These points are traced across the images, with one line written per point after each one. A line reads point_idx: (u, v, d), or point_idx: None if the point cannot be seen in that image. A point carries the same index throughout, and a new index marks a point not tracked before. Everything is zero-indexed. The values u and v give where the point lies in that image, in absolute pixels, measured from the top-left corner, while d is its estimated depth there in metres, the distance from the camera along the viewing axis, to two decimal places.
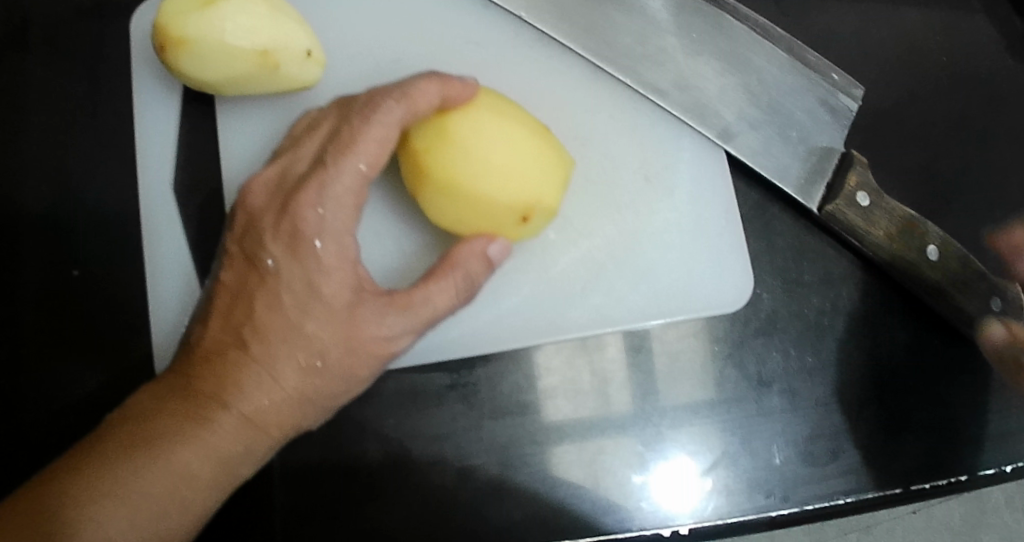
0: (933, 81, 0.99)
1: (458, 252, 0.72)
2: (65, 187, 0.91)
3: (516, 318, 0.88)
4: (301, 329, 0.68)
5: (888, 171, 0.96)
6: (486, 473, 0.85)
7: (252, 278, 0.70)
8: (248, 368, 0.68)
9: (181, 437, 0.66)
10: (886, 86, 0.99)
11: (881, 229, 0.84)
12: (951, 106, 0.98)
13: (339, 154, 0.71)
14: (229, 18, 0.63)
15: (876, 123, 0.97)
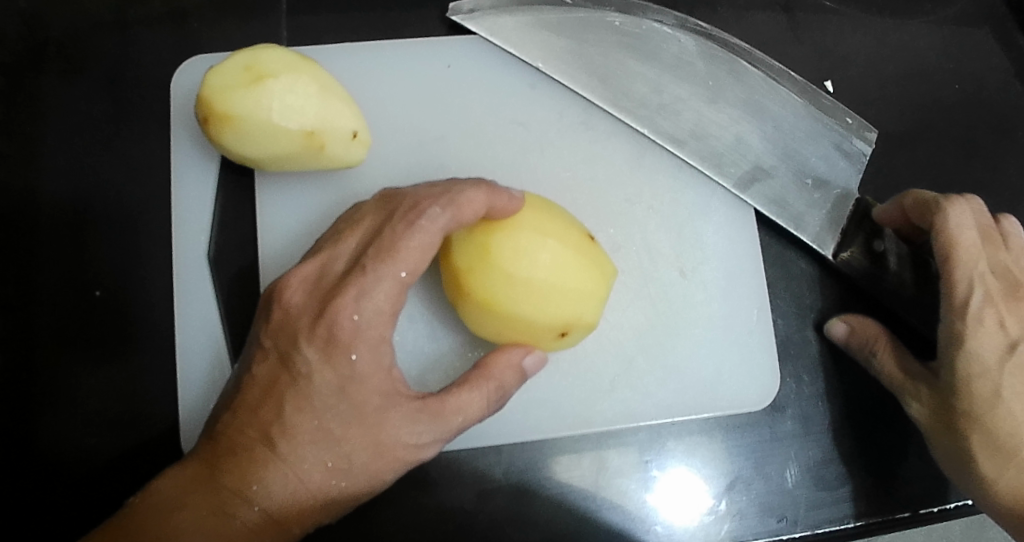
0: (944, 109, 1.01)
1: (494, 363, 0.73)
2: (80, 203, 0.88)
3: (543, 391, 0.86)
4: (332, 434, 0.67)
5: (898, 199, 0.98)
6: (502, 491, 0.84)
7: (283, 378, 0.69)
8: (273, 467, 0.67)
9: (200, 531, 0.65)
10: (899, 113, 1.01)
11: (898, 274, 0.86)
12: (957, 135, 1.01)
13: (380, 259, 0.70)
14: (278, 98, 0.72)
15: (887, 151, 0.99)
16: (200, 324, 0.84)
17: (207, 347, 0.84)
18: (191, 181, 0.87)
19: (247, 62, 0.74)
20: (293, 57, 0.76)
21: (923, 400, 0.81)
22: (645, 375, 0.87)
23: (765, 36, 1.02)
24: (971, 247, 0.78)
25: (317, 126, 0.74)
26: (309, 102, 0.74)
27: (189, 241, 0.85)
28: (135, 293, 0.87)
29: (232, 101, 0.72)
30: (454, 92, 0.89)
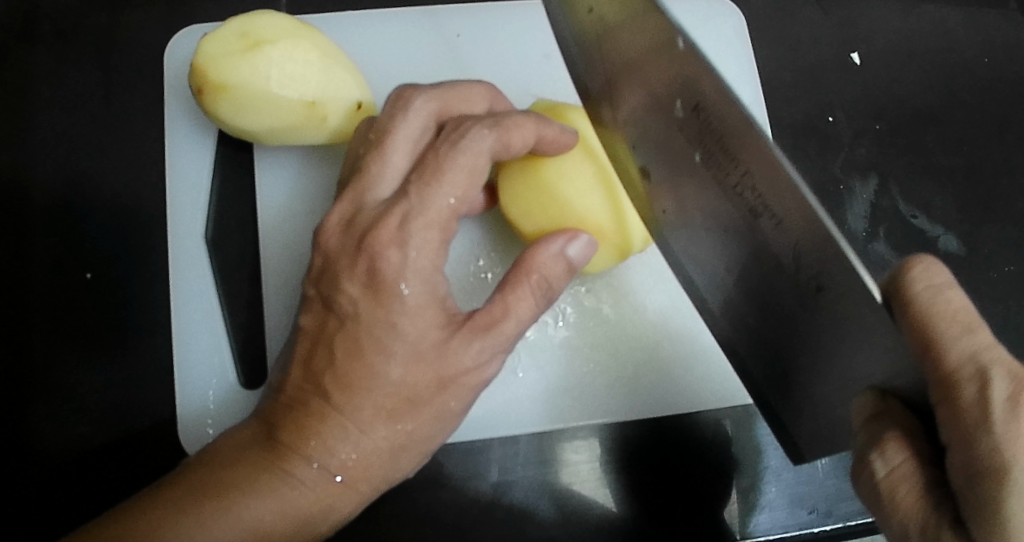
0: (976, 81, 0.96)
1: (533, 257, 0.69)
2: (74, 181, 0.83)
3: (568, 382, 0.82)
4: (386, 376, 0.63)
5: (930, 176, 0.93)
6: (520, 484, 0.79)
7: (331, 323, 0.65)
8: (330, 418, 0.63)
9: (258, 489, 0.62)
10: (928, 86, 0.96)
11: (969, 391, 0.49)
12: (990, 106, 0.96)
13: (425, 181, 0.65)
14: (275, 66, 0.68)
15: (917, 126, 0.95)
16: (198, 303, 0.79)
17: (207, 332, 0.78)
18: (187, 158, 0.82)
19: (242, 28, 0.69)
20: (292, 23, 0.71)
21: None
22: (672, 343, 0.83)
23: (787, 10, 0.98)
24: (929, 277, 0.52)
25: (318, 96, 0.69)
26: (309, 70, 0.69)
27: (187, 218, 0.80)
28: (131, 273, 0.81)
29: (225, 70, 0.67)
30: (464, 61, 0.84)
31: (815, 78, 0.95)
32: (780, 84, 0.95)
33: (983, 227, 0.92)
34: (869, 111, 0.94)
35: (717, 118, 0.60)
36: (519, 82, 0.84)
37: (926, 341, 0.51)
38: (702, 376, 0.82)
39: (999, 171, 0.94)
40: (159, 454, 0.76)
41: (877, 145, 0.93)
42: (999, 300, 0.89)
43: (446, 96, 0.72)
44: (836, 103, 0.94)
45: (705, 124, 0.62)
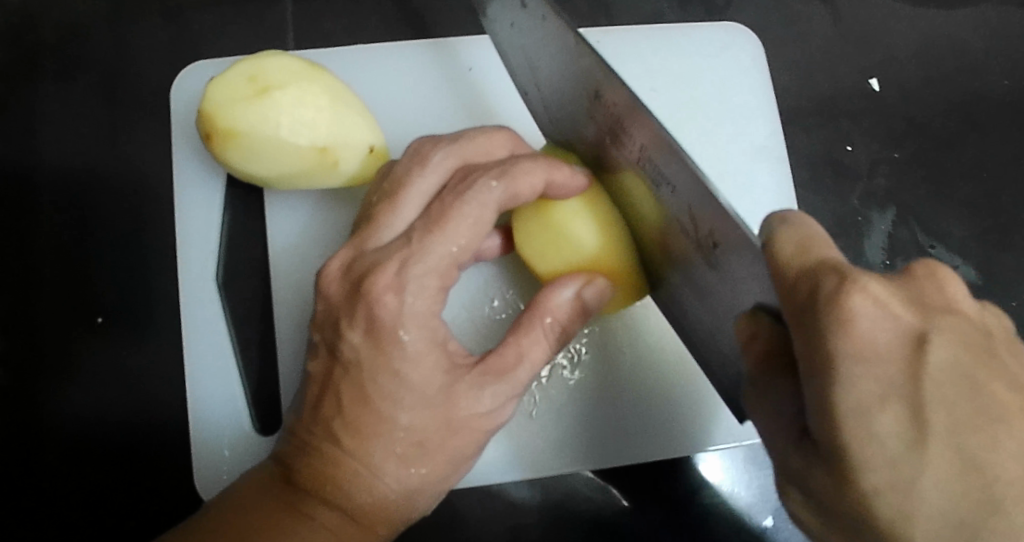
0: (995, 105, 0.94)
1: (540, 300, 0.67)
2: (82, 216, 0.82)
3: (577, 423, 0.81)
4: (395, 421, 0.61)
5: (948, 203, 0.91)
6: (539, 526, 0.78)
7: (336, 370, 0.63)
8: (344, 463, 0.62)
9: (275, 533, 0.61)
10: (946, 111, 0.94)
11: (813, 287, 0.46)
12: (1011, 134, 0.94)
13: (429, 230, 0.64)
14: (285, 111, 0.66)
15: (935, 152, 0.93)
16: (209, 340, 0.78)
17: (218, 373, 0.78)
18: (196, 195, 0.81)
19: (250, 72, 0.67)
20: (301, 65, 0.69)
21: (795, 460, 0.50)
22: (682, 375, 0.82)
23: (801, 34, 0.96)
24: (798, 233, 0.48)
25: (329, 142, 0.67)
26: (320, 115, 0.67)
27: (195, 253, 0.79)
28: (141, 310, 0.80)
29: (234, 117, 0.65)
30: (474, 94, 0.82)
31: (832, 106, 0.94)
32: (797, 112, 0.93)
33: (1001, 255, 0.90)
34: (886, 138, 0.93)
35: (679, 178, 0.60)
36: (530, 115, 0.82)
37: (772, 263, 0.48)
38: (708, 409, 0.82)
39: (1018, 198, 0.92)
40: (176, 492, 0.76)
41: (895, 175, 0.92)
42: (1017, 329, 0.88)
43: (466, 148, 0.70)
44: (852, 130, 0.93)
45: (657, 180, 0.63)
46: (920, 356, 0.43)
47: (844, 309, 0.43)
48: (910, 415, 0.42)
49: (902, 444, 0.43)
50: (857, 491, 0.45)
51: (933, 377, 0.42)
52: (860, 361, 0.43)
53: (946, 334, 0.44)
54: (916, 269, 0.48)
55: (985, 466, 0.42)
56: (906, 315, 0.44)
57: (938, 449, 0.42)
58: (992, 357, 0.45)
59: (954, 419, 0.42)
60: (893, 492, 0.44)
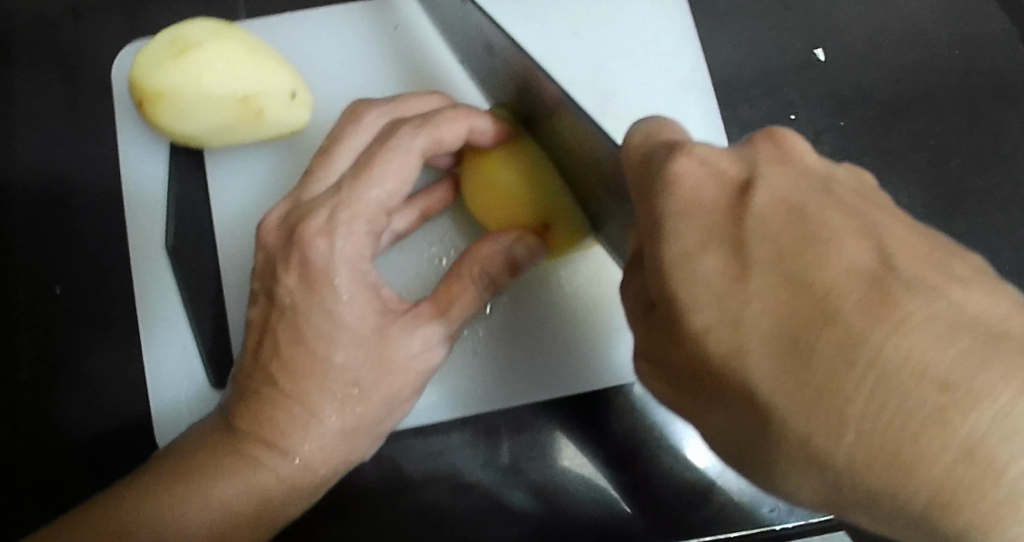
0: (942, 75, 0.95)
1: (473, 251, 0.70)
2: (47, 189, 0.85)
3: (509, 363, 0.83)
4: (329, 360, 0.64)
5: (896, 173, 0.92)
6: (484, 487, 0.79)
7: (273, 314, 0.66)
8: (281, 404, 0.64)
9: (226, 471, 0.63)
10: (893, 82, 0.95)
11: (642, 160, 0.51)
12: (958, 101, 0.94)
13: (356, 179, 0.67)
14: (205, 66, 0.68)
15: (883, 122, 0.94)
16: (164, 300, 0.80)
17: (169, 331, 0.80)
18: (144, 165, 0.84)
19: (171, 38, 0.70)
20: (219, 26, 0.71)
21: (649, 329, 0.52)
22: (619, 313, 0.83)
23: (749, 10, 0.98)
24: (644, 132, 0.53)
25: (252, 92, 0.69)
26: (238, 67, 0.69)
27: (153, 219, 0.83)
28: (102, 278, 0.83)
29: (160, 80, 0.68)
30: (400, 51, 0.86)
31: (777, 77, 0.95)
32: (741, 84, 0.95)
33: (951, 222, 0.91)
34: (833, 108, 0.94)
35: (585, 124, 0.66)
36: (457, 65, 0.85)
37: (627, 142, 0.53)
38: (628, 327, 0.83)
39: (967, 166, 0.93)
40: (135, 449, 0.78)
41: (841, 143, 0.93)
42: None
43: (397, 107, 0.73)
44: (799, 102, 0.94)
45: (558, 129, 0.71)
46: (745, 196, 0.43)
47: (668, 170, 0.46)
48: (734, 257, 0.42)
49: (727, 282, 0.42)
50: (692, 340, 0.44)
51: (758, 217, 0.42)
52: (681, 209, 0.45)
53: (777, 174, 0.44)
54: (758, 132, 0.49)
55: (823, 274, 0.38)
56: (732, 164, 0.45)
57: (763, 280, 0.40)
58: (837, 199, 0.43)
59: (776, 243, 0.40)
60: (720, 327, 0.42)
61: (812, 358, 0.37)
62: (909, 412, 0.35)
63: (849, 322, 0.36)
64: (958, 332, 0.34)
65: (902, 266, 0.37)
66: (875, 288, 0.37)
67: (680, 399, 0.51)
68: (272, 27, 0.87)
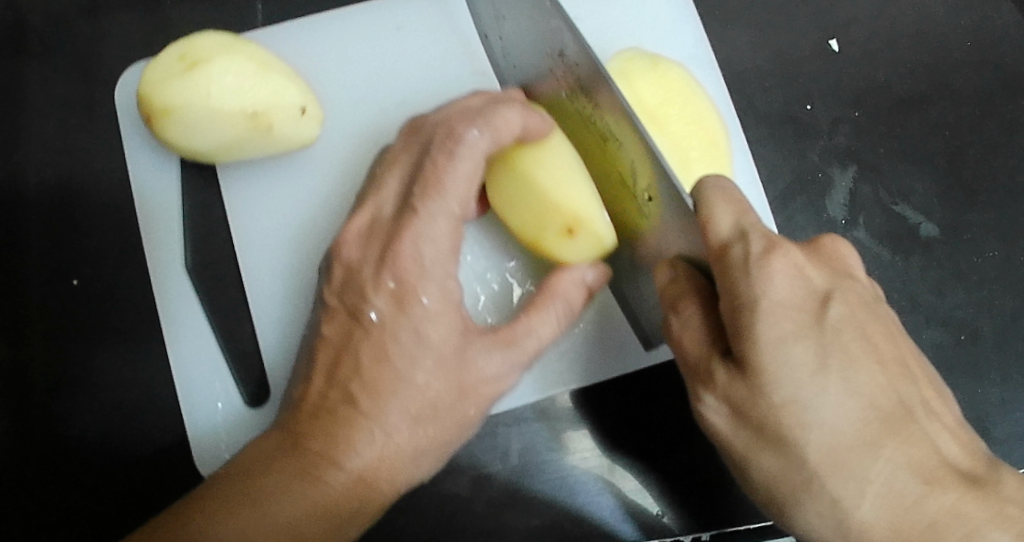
0: (958, 66, 0.94)
1: (556, 281, 0.71)
2: (69, 192, 0.86)
3: (570, 368, 0.82)
4: (412, 379, 0.65)
5: (911, 163, 0.92)
6: (501, 477, 0.79)
7: (356, 332, 0.67)
8: (359, 423, 0.64)
9: (292, 492, 0.61)
10: (908, 73, 0.94)
11: (720, 231, 0.60)
12: (973, 91, 0.94)
13: (428, 194, 0.69)
14: (215, 86, 0.69)
15: (897, 113, 0.93)
16: (186, 305, 0.82)
17: (201, 343, 0.81)
18: (152, 173, 0.85)
19: (180, 52, 0.71)
20: (226, 41, 0.72)
21: (721, 374, 0.60)
22: None
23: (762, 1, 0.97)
24: (734, 199, 0.61)
25: (261, 109, 0.71)
26: (248, 85, 0.70)
27: (173, 221, 0.84)
28: (125, 278, 0.83)
29: (170, 95, 0.69)
30: (410, 55, 0.87)
31: (792, 67, 0.95)
32: (756, 75, 0.95)
33: (967, 213, 0.91)
34: (847, 98, 0.94)
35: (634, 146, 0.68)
36: (469, 65, 0.86)
37: (702, 216, 0.61)
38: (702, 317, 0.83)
39: (982, 157, 0.92)
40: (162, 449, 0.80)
41: (856, 133, 0.93)
42: (985, 286, 0.89)
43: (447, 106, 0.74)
44: (813, 91, 0.94)
45: (634, 179, 0.70)
46: (825, 311, 0.57)
47: (767, 265, 0.57)
48: (816, 344, 0.56)
49: (807, 370, 0.55)
50: (769, 410, 0.57)
51: (834, 323, 0.57)
52: (776, 303, 0.56)
53: (845, 296, 0.59)
54: (825, 246, 0.63)
55: (868, 414, 0.56)
56: (815, 280, 0.58)
57: (836, 377, 0.56)
58: (880, 316, 0.61)
59: (847, 362, 0.56)
60: (794, 407, 0.56)
61: (853, 458, 0.55)
62: (892, 488, 0.55)
63: (883, 439, 0.56)
64: (940, 475, 0.55)
65: (909, 397, 0.57)
66: (897, 409, 0.56)
67: (726, 432, 0.62)
68: (279, 35, 0.88)
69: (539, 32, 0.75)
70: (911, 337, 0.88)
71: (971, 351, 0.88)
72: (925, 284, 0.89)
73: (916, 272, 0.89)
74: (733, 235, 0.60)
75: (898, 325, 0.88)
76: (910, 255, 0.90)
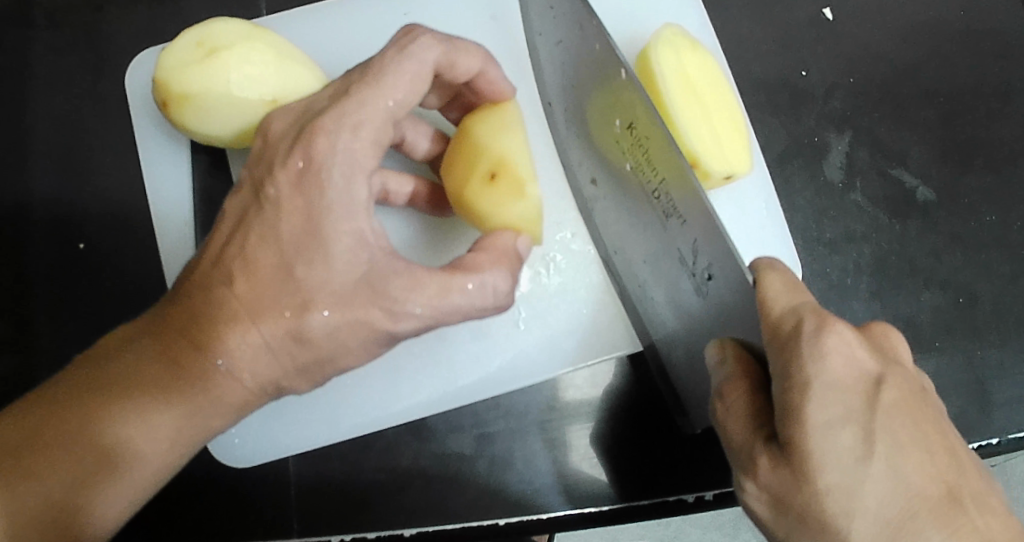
0: (952, 34, 0.95)
1: (486, 239, 0.69)
2: (68, 160, 0.83)
3: (569, 341, 0.81)
4: (292, 279, 0.62)
5: (907, 128, 0.93)
6: (503, 435, 0.79)
7: (252, 212, 0.64)
8: (231, 305, 0.61)
9: (154, 372, 0.60)
10: (903, 41, 0.95)
11: (778, 311, 0.55)
12: (967, 59, 0.94)
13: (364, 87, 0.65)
14: (233, 70, 0.69)
15: (892, 79, 0.94)
16: None
17: None
18: (162, 158, 0.82)
19: (198, 38, 0.71)
20: (246, 27, 0.72)
21: (760, 459, 0.56)
22: None
23: None
24: (784, 281, 0.57)
25: (278, 93, 0.70)
26: (266, 70, 0.70)
27: (178, 192, 0.82)
28: (129, 247, 0.81)
29: (188, 79, 0.69)
30: None
31: (790, 34, 0.95)
32: (751, 40, 0.94)
33: (962, 177, 0.92)
34: (843, 64, 0.94)
35: (676, 189, 0.64)
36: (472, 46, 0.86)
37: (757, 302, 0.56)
38: None
39: (977, 123, 0.93)
40: None
41: (851, 99, 0.93)
42: (982, 249, 0.90)
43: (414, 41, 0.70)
44: (809, 57, 0.94)
45: (691, 257, 0.65)
46: (876, 393, 0.51)
47: (821, 345, 0.52)
48: (863, 427, 0.50)
49: (852, 456, 0.50)
50: (810, 494, 0.52)
51: (886, 409, 0.51)
52: (828, 385, 0.51)
53: (899, 379, 0.52)
54: (875, 331, 0.56)
55: (911, 503, 0.49)
56: (869, 362, 0.52)
57: (881, 464, 0.50)
58: (931, 405, 0.53)
59: (897, 448, 0.50)
60: (839, 492, 0.51)
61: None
62: None
63: (930, 528, 0.48)
64: None
65: (969, 488, 0.49)
66: (946, 503, 0.49)
67: (769, 520, 0.57)
68: (280, 22, 0.86)
69: (593, 59, 0.70)
70: (910, 299, 0.88)
71: (970, 313, 0.88)
72: (923, 247, 0.90)
73: (912, 234, 0.90)
74: (790, 318, 0.54)
75: (898, 288, 0.88)
76: (907, 219, 0.90)
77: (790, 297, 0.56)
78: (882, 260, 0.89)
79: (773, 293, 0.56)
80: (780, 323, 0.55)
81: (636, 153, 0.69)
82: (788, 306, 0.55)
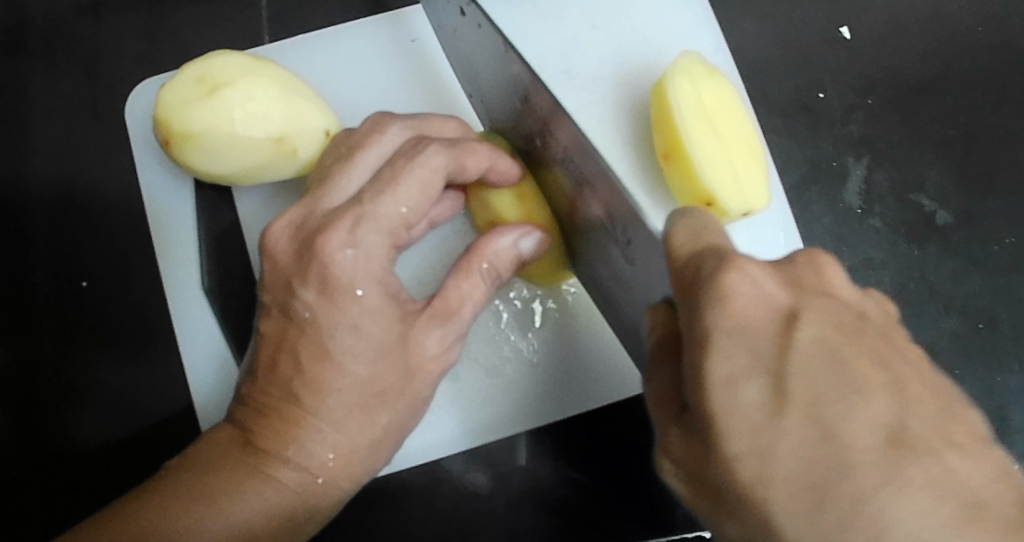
0: (972, 51, 0.92)
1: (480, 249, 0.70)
2: (70, 195, 0.83)
3: (581, 374, 0.80)
4: (343, 367, 0.64)
5: (926, 150, 0.90)
6: (519, 474, 0.77)
7: (292, 329, 0.64)
8: (308, 423, 0.64)
9: (238, 493, 0.62)
10: (921, 59, 0.92)
11: (678, 255, 0.51)
12: (987, 78, 0.92)
13: (381, 190, 0.66)
14: (237, 108, 0.68)
15: (910, 99, 0.91)
16: (198, 315, 0.80)
17: (212, 351, 0.79)
18: (165, 193, 0.82)
19: (199, 73, 0.70)
20: (247, 61, 0.71)
21: (675, 434, 0.51)
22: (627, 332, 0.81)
23: None
24: (698, 226, 0.52)
25: (284, 131, 0.69)
26: (271, 107, 0.69)
27: (182, 227, 0.81)
28: (134, 284, 0.81)
29: (189, 119, 0.68)
30: (418, 67, 0.84)
31: (805, 55, 0.92)
32: (767, 62, 0.92)
33: (982, 199, 0.89)
34: (860, 84, 0.92)
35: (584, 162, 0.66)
36: None
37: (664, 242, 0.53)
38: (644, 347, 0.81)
39: (997, 143, 0.91)
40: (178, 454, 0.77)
41: (869, 121, 0.91)
42: (1004, 273, 0.88)
43: (423, 124, 0.72)
44: (824, 78, 0.92)
45: (612, 226, 0.65)
46: (789, 332, 0.44)
47: (721, 286, 0.46)
48: (773, 375, 0.44)
49: (764, 412, 0.43)
50: (720, 461, 0.45)
51: (799, 349, 0.44)
52: (730, 327, 0.45)
53: (818, 314, 0.46)
54: (806, 258, 0.50)
55: (832, 456, 0.41)
56: (779, 295, 0.46)
57: (796, 413, 0.43)
58: (867, 338, 0.46)
59: (816, 393, 0.43)
60: (752, 457, 0.44)
61: (830, 505, 0.41)
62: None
63: (862, 478, 0.40)
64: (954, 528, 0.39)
65: (917, 429, 0.42)
66: (888, 453, 0.41)
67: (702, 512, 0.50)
68: (285, 50, 0.85)
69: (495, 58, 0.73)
70: (928, 324, 0.86)
71: (989, 341, 0.86)
72: (941, 273, 0.87)
73: (930, 259, 0.88)
74: (693, 255, 0.51)
75: (918, 315, 0.86)
76: (926, 243, 0.88)
77: (681, 245, 0.52)
78: (901, 282, 0.87)
79: (675, 240, 0.52)
80: (678, 264, 0.51)
81: (546, 136, 0.70)
82: (689, 250, 0.51)
